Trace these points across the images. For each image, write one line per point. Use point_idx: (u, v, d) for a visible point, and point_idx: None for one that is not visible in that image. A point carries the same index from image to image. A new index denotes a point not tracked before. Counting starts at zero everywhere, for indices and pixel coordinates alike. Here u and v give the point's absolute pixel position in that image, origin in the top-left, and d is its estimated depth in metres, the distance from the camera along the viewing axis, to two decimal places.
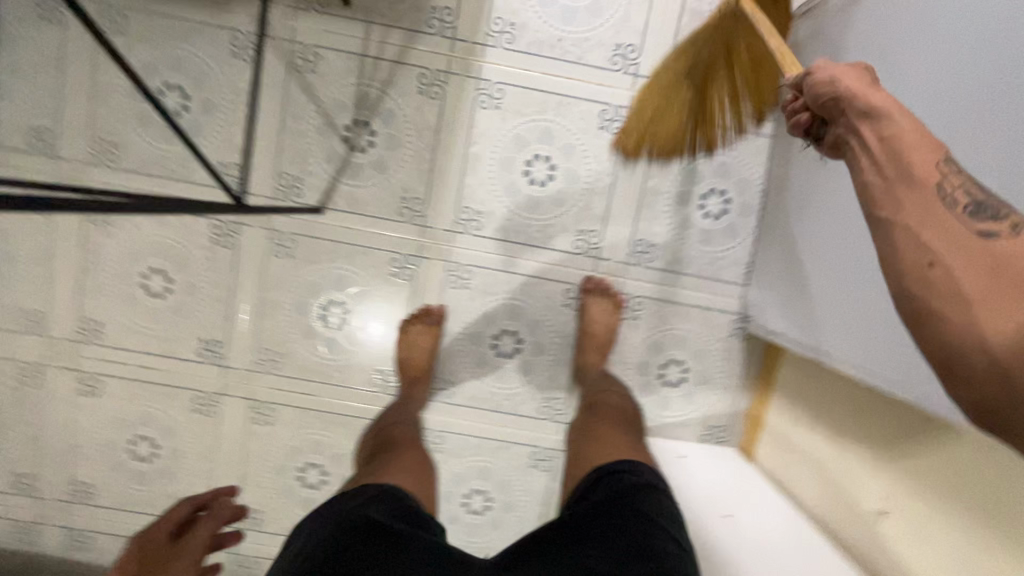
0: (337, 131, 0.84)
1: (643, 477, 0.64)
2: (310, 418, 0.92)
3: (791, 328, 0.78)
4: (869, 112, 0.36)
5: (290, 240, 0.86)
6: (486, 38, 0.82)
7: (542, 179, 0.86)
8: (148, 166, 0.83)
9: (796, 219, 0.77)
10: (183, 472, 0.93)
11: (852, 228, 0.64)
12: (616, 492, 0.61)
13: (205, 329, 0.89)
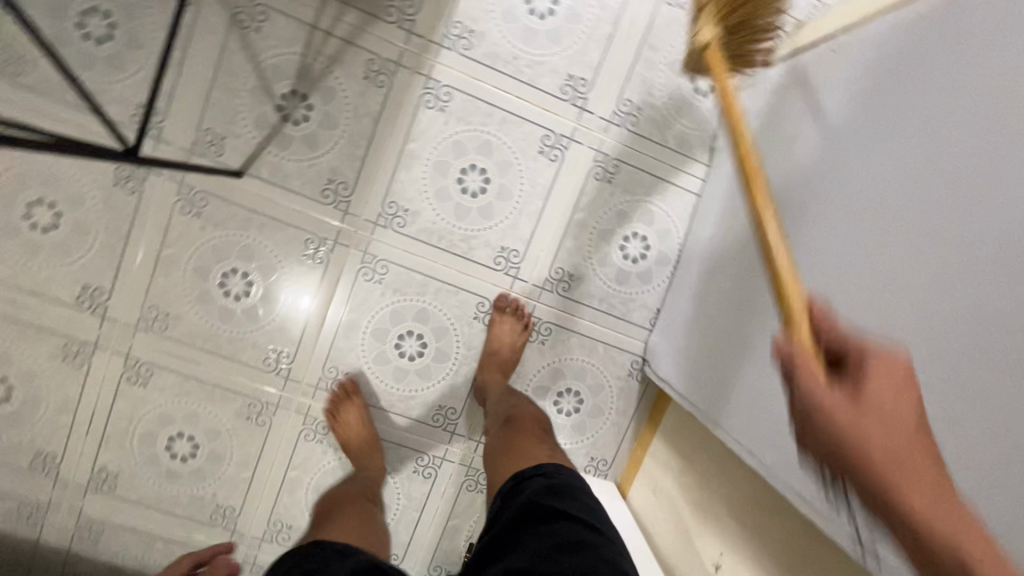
0: (272, 98, 0.81)
1: (557, 480, 0.67)
2: (191, 387, 0.88)
3: (698, 396, 0.80)
4: (813, 413, 0.37)
5: (201, 199, 0.82)
6: (443, 40, 0.82)
7: (475, 190, 0.87)
8: (49, 87, 0.76)
9: (692, 280, 0.88)
10: (35, 422, 0.86)
11: (745, 304, 0.74)
12: (531, 495, 0.64)
13: (88, 275, 0.83)
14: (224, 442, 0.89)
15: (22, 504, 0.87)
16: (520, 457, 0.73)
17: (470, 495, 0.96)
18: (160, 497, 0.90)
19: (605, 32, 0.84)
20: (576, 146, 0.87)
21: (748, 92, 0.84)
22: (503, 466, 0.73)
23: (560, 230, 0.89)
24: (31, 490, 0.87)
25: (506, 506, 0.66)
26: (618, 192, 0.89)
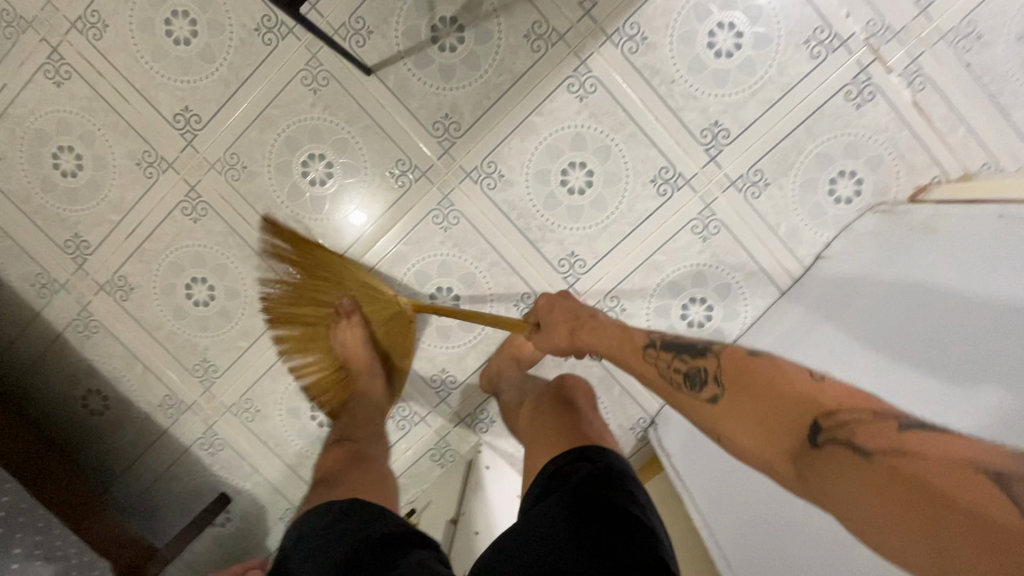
0: (431, 16, 0.80)
1: (605, 464, 0.61)
2: (232, 243, 0.88)
3: (699, 485, 0.80)
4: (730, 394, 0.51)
5: (323, 78, 0.83)
6: (613, 35, 0.80)
7: (573, 187, 0.85)
8: None
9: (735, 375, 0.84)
10: (88, 208, 0.88)
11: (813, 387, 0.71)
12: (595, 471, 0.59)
13: (193, 98, 0.84)
14: (238, 305, 0.90)
15: (41, 273, 0.90)
16: (576, 432, 0.68)
17: (431, 464, 0.97)
18: (159, 325, 0.92)
19: (769, 96, 0.81)
20: (688, 191, 0.84)
21: (882, 218, 0.80)
22: (551, 437, 0.69)
23: (634, 263, 0.86)
24: (53, 265, 0.90)
25: (572, 469, 0.60)
26: (706, 253, 0.86)
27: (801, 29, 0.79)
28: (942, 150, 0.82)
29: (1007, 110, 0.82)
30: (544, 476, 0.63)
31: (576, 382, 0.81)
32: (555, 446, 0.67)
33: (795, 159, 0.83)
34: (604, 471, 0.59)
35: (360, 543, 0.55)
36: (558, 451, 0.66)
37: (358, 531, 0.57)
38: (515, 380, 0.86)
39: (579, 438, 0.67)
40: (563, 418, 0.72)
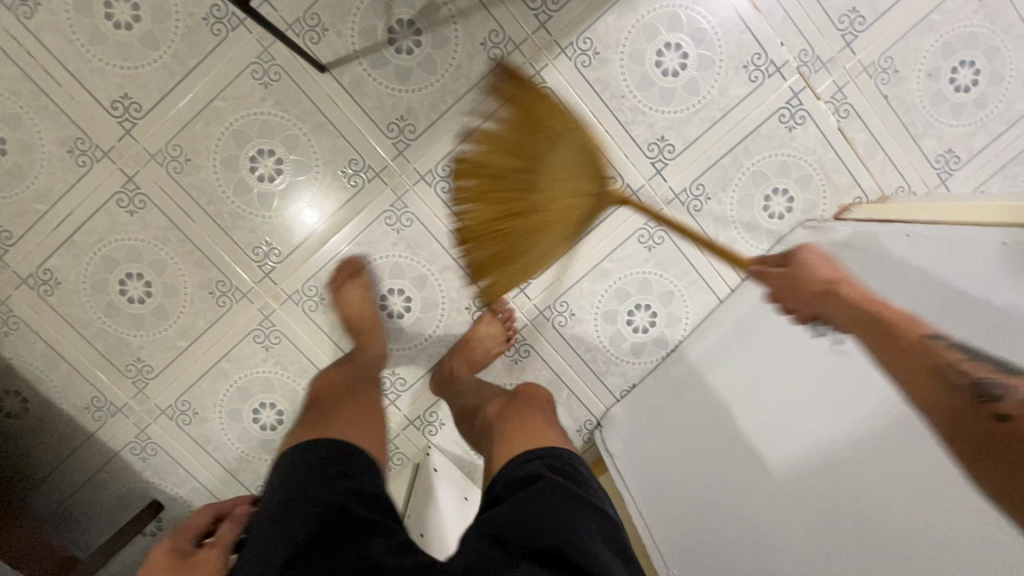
0: (388, 17, 0.80)
1: (570, 467, 0.63)
2: (172, 238, 0.85)
3: (638, 483, 0.84)
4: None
5: (275, 72, 0.81)
6: (567, 48, 0.82)
7: None
8: None
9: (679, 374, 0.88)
10: (11, 195, 0.82)
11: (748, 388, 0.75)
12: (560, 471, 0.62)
13: (133, 85, 0.80)
14: (177, 303, 0.87)
15: None
16: (539, 434, 0.70)
17: None
18: (89, 323, 0.87)
19: (712, 115, 0.86)
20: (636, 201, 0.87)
21: (809, 233, 0.85)
22: (513, 439, 0.70)
23: (583, 269, 0.89)
24: None
25: (538, 469, 0.61)
26: (651, 262, 0.89)
27: (740, 54, 0.85)
28: (863, 172, 0.90)
29: (918, 139, 0.90)
30: (503, 480, 0.63)
31: (535, 389, 0.83)
32: (517, 447, 0.68)
33: (735, 175, 0.88)
34: (567, 473, 0.62)
35: (353, 492, 0.55)
36: (518, 453, 0.66)
37: (340, 480, 0.56)
38: (474, 386, 0.86)
39: (537, 439, 0.68)
40: (523, 420, 0.73)
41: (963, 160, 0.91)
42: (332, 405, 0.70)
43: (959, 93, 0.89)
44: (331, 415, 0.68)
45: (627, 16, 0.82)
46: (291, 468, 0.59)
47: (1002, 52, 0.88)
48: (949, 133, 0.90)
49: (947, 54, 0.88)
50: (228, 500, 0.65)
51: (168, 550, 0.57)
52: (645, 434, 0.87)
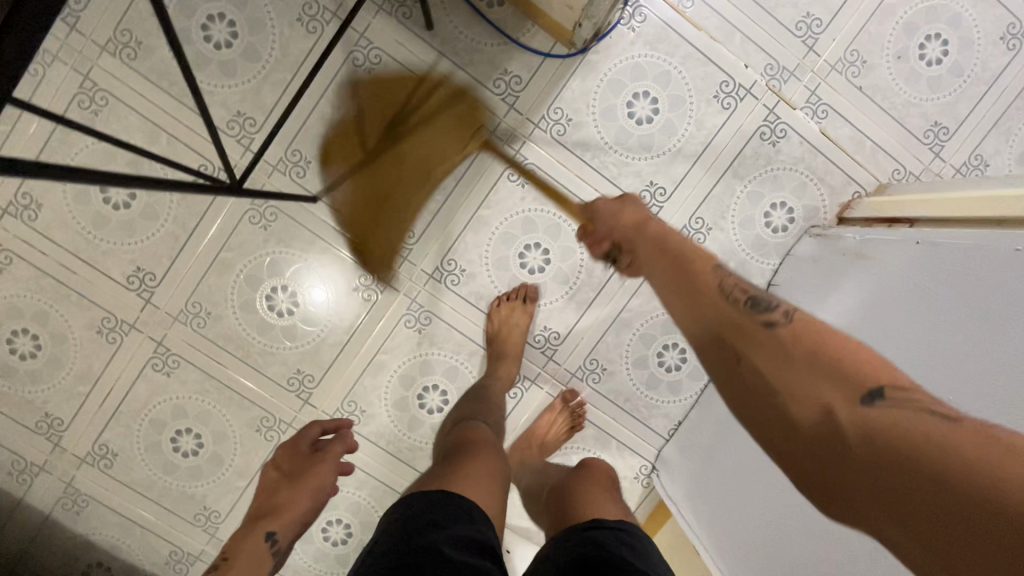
0: (365, 136, 0.83)
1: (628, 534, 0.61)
2: (210, 387, 0.88)
3: (703, 528, 0.83)
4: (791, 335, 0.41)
5: (270, 213, 0.84)
6: (540, 121, 0.85)
7: (534, 266, 0.88)
8: (161, 77, 0.80)
9: None
10: (53, 384, 0.86)
11: None
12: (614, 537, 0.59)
13: (143, 258, 0.84)
14: (228, 447, 0.90)
15: (15, 459, 0.87)
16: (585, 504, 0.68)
17: None
18: (150, 484, 0.90)
19: (694, 149, 0.87)
20: None
21: (817, 243, 0.86)
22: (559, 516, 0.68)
23: (606, 324, 0.90)
24: (28, 449, 0.87)
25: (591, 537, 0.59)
26: None
27: (707, 85, 0.86)
28: (857, 166, 0.89)
29: (903, 119, 0.90)
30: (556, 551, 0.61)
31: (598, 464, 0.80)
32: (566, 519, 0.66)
33: (729, 201, 0.89)
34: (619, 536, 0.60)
35: (456, 543, 0.51)
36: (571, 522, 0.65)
37: (435, 530, 0.52)
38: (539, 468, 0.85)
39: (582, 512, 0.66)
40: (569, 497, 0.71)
41: (952, 130, 0.90)
42: (457, 460, 0.64)
43: (933, 67, 0.89)
44: (458, 468, 0.62)
45: (591, 77, 0.84)
46: (390, 523, 0.56)
47: (965, 18, 0.88)
48: (932, 107, 0.90)
49: (911, 32, 0.88)
50: (332, 419, 0.74)
51: (288, 455, 0.70)
52: (701, 477, 0.85)
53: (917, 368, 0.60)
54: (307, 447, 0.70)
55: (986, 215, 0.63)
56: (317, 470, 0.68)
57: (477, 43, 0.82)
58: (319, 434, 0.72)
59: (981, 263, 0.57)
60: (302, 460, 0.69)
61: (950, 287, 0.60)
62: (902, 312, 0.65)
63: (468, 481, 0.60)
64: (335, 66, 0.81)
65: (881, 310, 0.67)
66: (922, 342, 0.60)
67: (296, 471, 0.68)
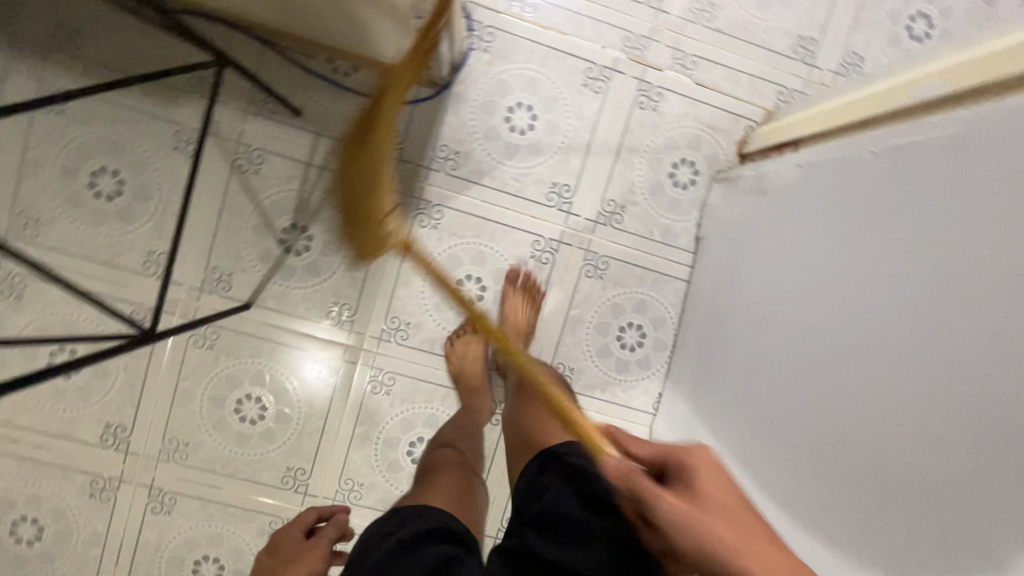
0: (274, 232, 0.86)
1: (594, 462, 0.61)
2: (212, 511, 0.90)
3: None
4: None
5: (212, 332, 0.87)
6: (431, 163, 0.87)
7: (472, 297, 0.90)
8: (65, 244, 0.83)
9: (698, 356, 0.89)
10: (65, 558, 0.88)
11: (762, 327, 0.75)
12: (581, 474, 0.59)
13: (109, 413, 0.87)
14: (248, 560, 0.92)
15: None
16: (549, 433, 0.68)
17: None
18: None
19: (583, 140, 0.89)
20: (566, 247, 0.91)
21: (724, 188, 0.88)
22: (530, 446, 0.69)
23: (559, 327, 0.92)
24: None
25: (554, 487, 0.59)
26: (610, 287, 0.92)
27: (574, 77, 0.88)
28: (741, 102, 0.92)
29: (770, 44, 0.92)
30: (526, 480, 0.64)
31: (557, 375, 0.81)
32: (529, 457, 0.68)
33: (633, 176, 0.91)
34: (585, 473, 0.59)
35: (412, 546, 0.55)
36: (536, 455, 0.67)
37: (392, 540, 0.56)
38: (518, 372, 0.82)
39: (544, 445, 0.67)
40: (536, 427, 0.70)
41: (818, 39, 0.92)
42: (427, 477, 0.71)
43: None
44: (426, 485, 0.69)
45: (463, 108, 0.87)
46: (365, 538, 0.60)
47: None
48: (792, 23, 0.92)
49: None
50: (334, 508, 0.76)
51: (286, 540, 0.70)
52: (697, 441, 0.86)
53: (841, 283, 0.63)
54: (300, 533, 0.71)
55: (852, 120, 0.68)
56: (309, 557, 0.67)
57: (347, 112, 0.85)
58: (315, 519, 0.73)
59: (865, 174, 0.62)
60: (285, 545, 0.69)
61: (846, 199, 0.64)
62: (819, 237, 0.67)
63: (438, 492, 0.66)
64: (225, 179, 0.84)
65: (807, 244, 0.70)
66: (838, 255, 0.64)
67: (286, 556, 0.68)
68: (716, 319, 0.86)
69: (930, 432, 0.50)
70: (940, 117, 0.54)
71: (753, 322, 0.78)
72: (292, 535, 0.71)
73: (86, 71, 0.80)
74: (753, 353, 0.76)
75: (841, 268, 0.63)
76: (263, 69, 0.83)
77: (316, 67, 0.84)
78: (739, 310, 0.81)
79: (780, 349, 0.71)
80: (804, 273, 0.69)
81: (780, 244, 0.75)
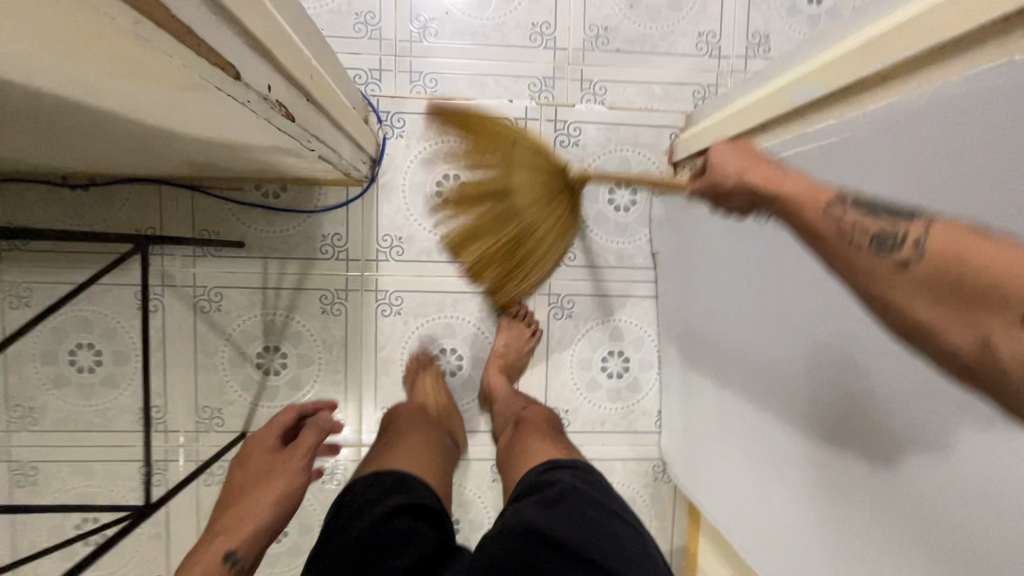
0: (250, 359, 0.89)
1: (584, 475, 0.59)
2: None
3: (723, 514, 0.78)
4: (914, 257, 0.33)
5: (219, 467, 0.91)
6: (377, 255, 0.90)
7: (451, 369, 0.92)
8: (64, 422, 0.87)
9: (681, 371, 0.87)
10: None
11: (724, 338, 0.73)
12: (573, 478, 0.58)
13: (145, 567, 0.90)
14: None
15: None
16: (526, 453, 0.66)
17: None
18: None
19: None
20: (528, 296, 0.92)
21: (662, 202, 0.88)
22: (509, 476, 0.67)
23: (542, 373, 0.93)
24: None
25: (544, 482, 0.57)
26: (582, 322, 0.93)
27: None
28: (658, 113, 0.92)
29: (672, 48, 0.92)
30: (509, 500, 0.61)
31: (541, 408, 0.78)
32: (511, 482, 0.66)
33: None
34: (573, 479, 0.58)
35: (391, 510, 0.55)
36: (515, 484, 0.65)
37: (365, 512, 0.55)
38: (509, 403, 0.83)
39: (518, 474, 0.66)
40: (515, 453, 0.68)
41: (718, 30, 0.92)
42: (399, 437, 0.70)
43: None
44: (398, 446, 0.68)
45: (394, 195, 0.89)
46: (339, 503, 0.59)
47: None
48: (689, 22, 0.92)
49: None
50: (312, 406, 0.70)
51: (262, 448, 0.66)
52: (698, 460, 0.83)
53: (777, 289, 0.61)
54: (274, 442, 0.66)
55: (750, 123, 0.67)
56: (282, 470, 0.61)
57: (287, 229, 0.88)
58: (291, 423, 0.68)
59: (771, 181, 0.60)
60: (272, 451, 0.65)
61: None
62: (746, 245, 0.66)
63: (409, 452, 0.66)
64: (191, 323, 0.88)
65: (738, 250, 0.68)
66: (767, 261, 0.62)
67: (258, 470, 0.63)
68: (684, 332, 0.85)
69: (898, 436, 0.48)
70: (824, 117, 0.54)
71: (715, 337, 0.76)
72: (267, 442, 0.66)
73: (40, 262, 0.84)
74: (722, 365, 0.75)
75: (774, 274, 0.61)
76: (199, 213, 0.87)
77: (247, 197, 0.87)
78: (700, 323, 0.79)
79: (742, 360, 0.69)
80: (743, 282, 0.67)
81: (717, 247, 0.73)
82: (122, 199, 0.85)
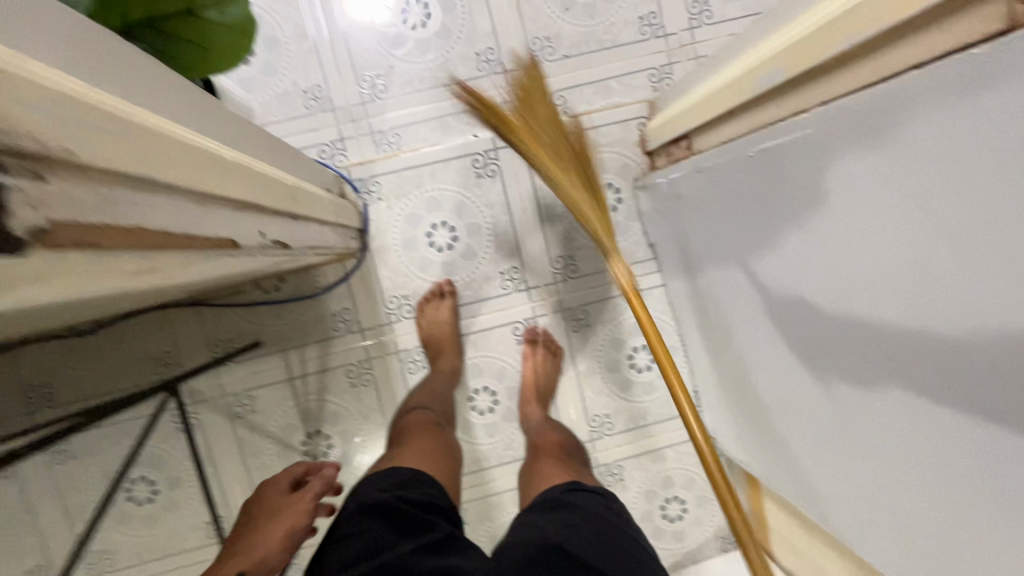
0: (295, 449, 0.91)
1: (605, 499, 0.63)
2: None
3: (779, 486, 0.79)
4: None
5: None
6: (389, 318, 0.91)
7: (488, 405, 0.94)
8: (140, 554, 0.89)
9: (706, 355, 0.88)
10: None
11: (735, 324, 0.74)
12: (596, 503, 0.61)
13: None
14: None
15: None
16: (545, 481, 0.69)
17: None
18: None
19: (505, 222, 0.91)
20: (543, 317, 0.94)
21: (648, 196, 0.89)
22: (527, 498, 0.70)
23: (575, 385, 0.95)
24: None
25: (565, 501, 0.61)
26: (600, 327, 0.95)
27: (466, 175, 0.90)
28: (621, 107, 0.92)
29: (619, 40, 0.92)
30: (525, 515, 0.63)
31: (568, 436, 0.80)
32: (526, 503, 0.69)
33: (566, 225, 0.92)
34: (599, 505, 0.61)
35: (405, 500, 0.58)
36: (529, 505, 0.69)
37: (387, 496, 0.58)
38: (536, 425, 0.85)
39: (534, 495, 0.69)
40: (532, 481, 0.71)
41: (658, 10, 0.92)
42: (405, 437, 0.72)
43: None
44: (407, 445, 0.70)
45: (389, 257, 0.90)
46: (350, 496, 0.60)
47: None
48: (628, 11, 0.92)
49: None
50: (325, 463, 0.65)
51: (275, 491, 0.60)
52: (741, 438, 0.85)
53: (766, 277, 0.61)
54: (287, 486, 0.61)
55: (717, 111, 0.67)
56: (291, 511, 0.56)
57: (296, 318, 0.89)
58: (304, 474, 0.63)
59: (746, 170, 0.60)
60: (277, 493, 0.60)
61: (738, 194, 0.63)
62: (733, 237, 0.66)
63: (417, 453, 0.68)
64: (231, 431, 0.89)
65: (725, 240, 0.68)
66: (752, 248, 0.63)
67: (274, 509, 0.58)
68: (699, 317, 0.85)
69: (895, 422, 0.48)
70: (791, 103, 0.54)
71: (728, 321, 0.76)
72: (278, 488, 0.61)
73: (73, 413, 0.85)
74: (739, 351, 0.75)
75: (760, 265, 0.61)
76: (208, 325, 0.88)
77: (250, 299, 0.88)
78: (710, 309, 0.80)
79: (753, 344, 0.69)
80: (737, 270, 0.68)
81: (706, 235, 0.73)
82: (133, 333, 0.86)
